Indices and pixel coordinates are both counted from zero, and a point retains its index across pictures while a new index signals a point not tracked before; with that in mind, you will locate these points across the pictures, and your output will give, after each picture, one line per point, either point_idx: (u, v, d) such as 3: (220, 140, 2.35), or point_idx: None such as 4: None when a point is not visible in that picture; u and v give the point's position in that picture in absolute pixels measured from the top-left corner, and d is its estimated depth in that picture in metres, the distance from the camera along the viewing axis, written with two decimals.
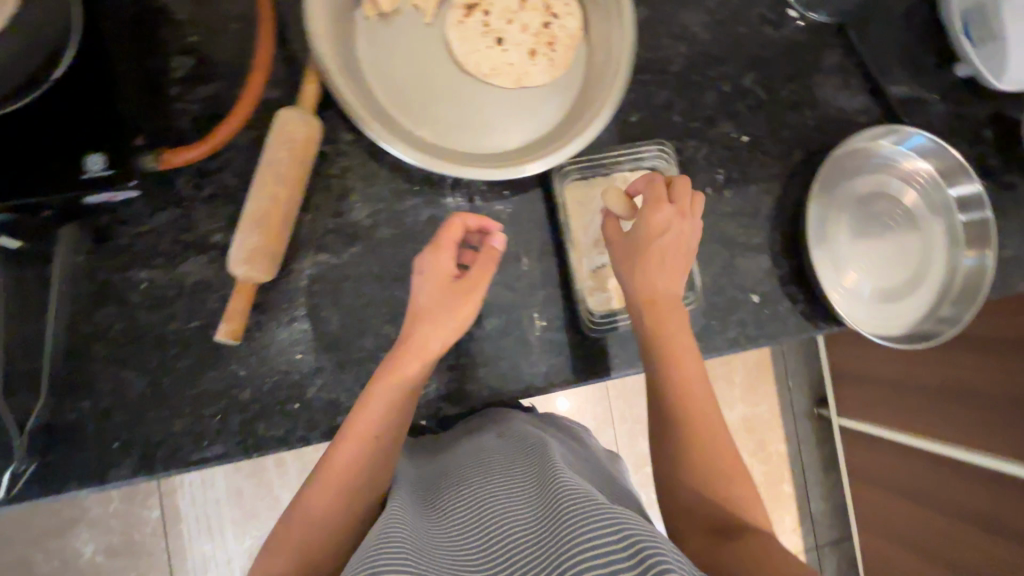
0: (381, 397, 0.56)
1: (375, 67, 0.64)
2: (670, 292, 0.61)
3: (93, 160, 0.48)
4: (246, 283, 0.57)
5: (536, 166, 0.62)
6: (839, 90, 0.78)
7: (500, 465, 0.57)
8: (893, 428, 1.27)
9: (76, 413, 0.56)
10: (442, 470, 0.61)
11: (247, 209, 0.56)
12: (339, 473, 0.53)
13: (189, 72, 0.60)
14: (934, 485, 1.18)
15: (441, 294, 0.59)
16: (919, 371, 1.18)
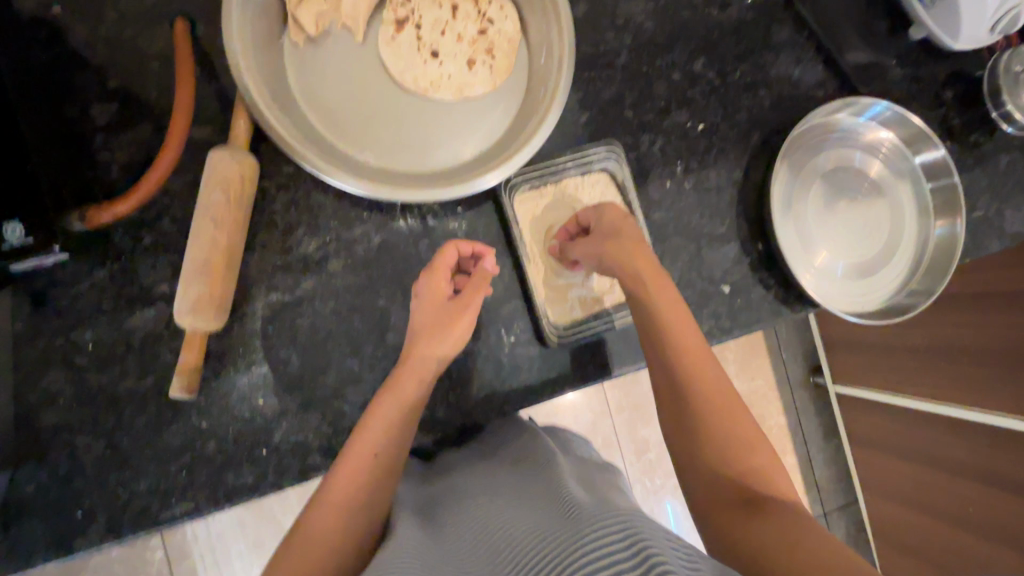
0: (385, 415, 0.55)
1: (309, 94, 0.62)
2: (655, 289, 0.59)
3: (13, 229, 0.45)
4: (194, 335, 0.54)
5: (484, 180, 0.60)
6: (792, 66, 0.76)
7: (509, 487, 0.55)
8: (894, 393, 1.25)
9: (36, 484, 0.54)
10: (449, 493, 0.59)
11: (187, 258, 0.53)
12: (341, 493, 0.52)
13: (112, 119, 0.58)
14: (935, 447, 1.17)
15: (437, 310, 0.59)
16: (911, 334, 1.17)
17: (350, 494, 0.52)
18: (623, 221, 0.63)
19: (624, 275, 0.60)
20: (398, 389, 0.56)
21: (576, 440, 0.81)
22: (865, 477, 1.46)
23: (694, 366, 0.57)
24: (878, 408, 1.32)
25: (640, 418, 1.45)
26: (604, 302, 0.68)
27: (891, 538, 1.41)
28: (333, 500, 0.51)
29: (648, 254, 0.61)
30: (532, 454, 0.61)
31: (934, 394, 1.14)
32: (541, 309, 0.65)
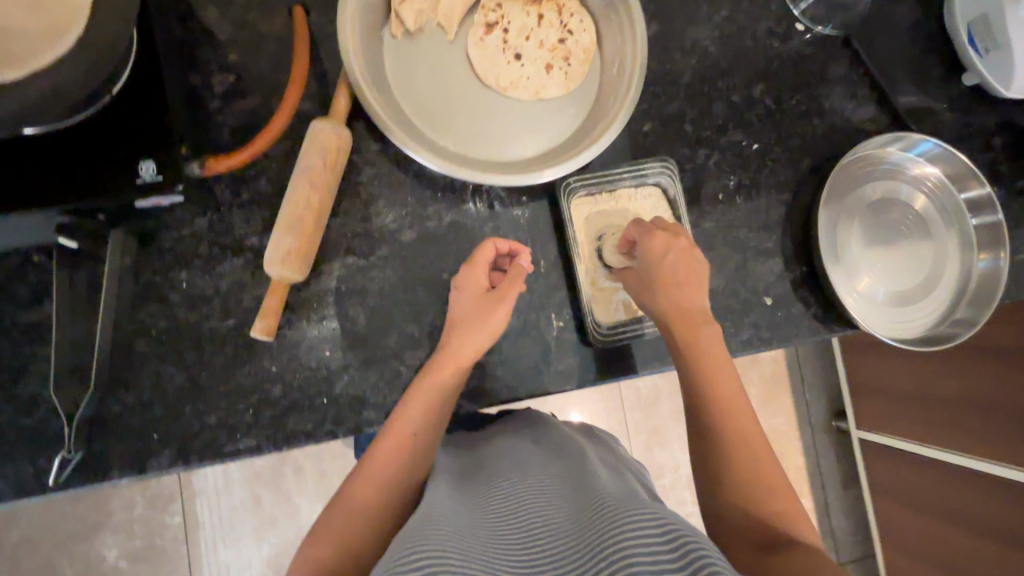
0: (423, 398, 0.59)
1: (400, 82, 0.68)
2: (681, 312, 0.62)
3: (146, 167, 0.52)
4: (279, 283, 0.60)
5: (549, 173, 0.65)
6: (847, 99, 0.80)
7: (543, 477, 0.57)
8: (915, 441, 1.25)
9: (122, 405, 0.59)
10: (480, 470, 0.61)
11: (282, 214, 0.59)
12: (385, 467, 0.56)
13: (227, 88, 0.65)
14: (954, 496, 1.16)
15: (475, 302, 0.63)
16: (938, 382, 1.17)
17: (393, 467, 0.56)
18: (666, 257, 0.63)
19: (663, 321, 0.63)
20: (438, 373, 0.60)
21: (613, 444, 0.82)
22: (884, 527, 1.42)
23: (725, 384, 0.60)
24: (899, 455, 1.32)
25: (658, 440, 1.46)
26: None
27: None
28: (372, 473, 0.56)
29: (698, 299, 0.63)
30: (565, 450, 0.64)
31: (948, 443, 1.16)
32: (587, 308, 0.67)
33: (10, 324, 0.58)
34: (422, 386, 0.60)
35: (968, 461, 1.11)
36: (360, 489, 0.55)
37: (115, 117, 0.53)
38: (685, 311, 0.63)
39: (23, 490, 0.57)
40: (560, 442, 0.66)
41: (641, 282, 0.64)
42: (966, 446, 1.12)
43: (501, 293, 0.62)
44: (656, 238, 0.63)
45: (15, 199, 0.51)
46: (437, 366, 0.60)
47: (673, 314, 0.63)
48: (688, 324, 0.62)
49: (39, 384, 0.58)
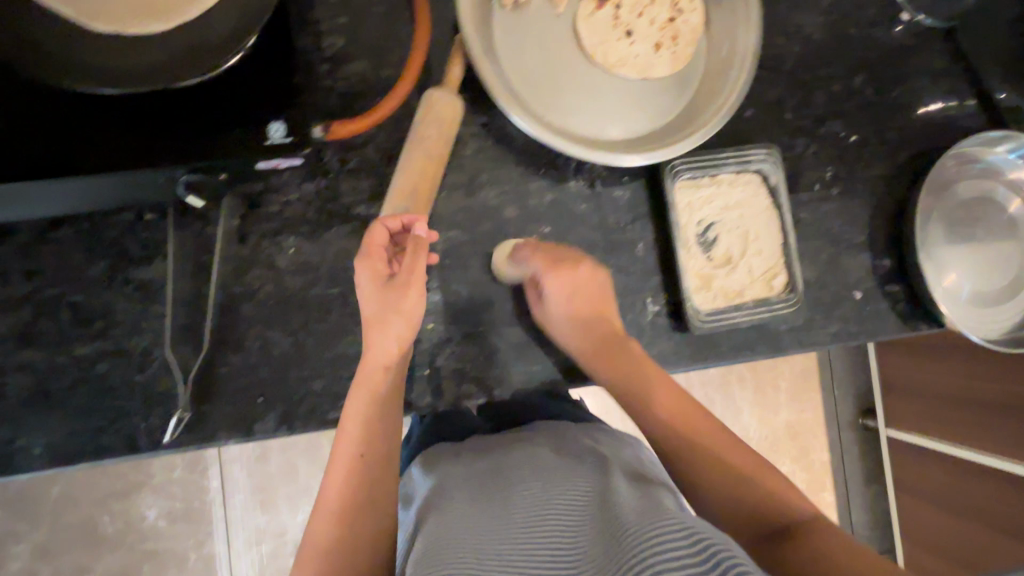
0: (354, 416, 0.56)
1: (509, 54, 0.66)
2: (588, 332, 0.64)
3: (274, 129, 0.51)
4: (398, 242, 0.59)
5: (633, 159, 0.64)
6: (946, 94, 0.79)
7: (556, 469, 0.55)
8: (940, 439, 1.23)
9: (228, 368, 0.59)
10: (485, 465, 0.59)
11: (397, 184, 0.59)
12: (334, 494, 0.54)
13: (337, 52, 0.63)
14: (983, 497, 1.14)
15: (388, 298, 0.55)
16: (984, 386, 1.10)
17: (356, 489, 0.54)
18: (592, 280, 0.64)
19: (582, 350, 0.64)
20: (368, 378, 0.56)
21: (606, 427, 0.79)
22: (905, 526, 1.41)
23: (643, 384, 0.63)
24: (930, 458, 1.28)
25: None
26: (743, 296, 0.69)
27: None
28: (335, 495, 0.54)
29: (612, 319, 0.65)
30: (577, 443, 0.62)
31: (988, 447, 1.12)
32: (688, 293, 0.66)
33: (124, 281, 0.58)
34: (361, 395, 0.56)
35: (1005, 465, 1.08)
36: (320, 524, 0.53)
37: (243, 77, 0.52)
38: (613, 331, 0.65)
39: (135, 446, 0.57)
40: (570, 434, 0.65)
41: (588, 302, 0.63)
42: (1005, 450, 1.08)
43: (403, 277, 0.55)
44: (578, 271, 0.62)
45: (139, 151, 0.49)
46: (366, 367, 0.56)
47: (593, 334, 0.64)
48: (608, 341, 0.64)
49: (151, 342, 0.58)
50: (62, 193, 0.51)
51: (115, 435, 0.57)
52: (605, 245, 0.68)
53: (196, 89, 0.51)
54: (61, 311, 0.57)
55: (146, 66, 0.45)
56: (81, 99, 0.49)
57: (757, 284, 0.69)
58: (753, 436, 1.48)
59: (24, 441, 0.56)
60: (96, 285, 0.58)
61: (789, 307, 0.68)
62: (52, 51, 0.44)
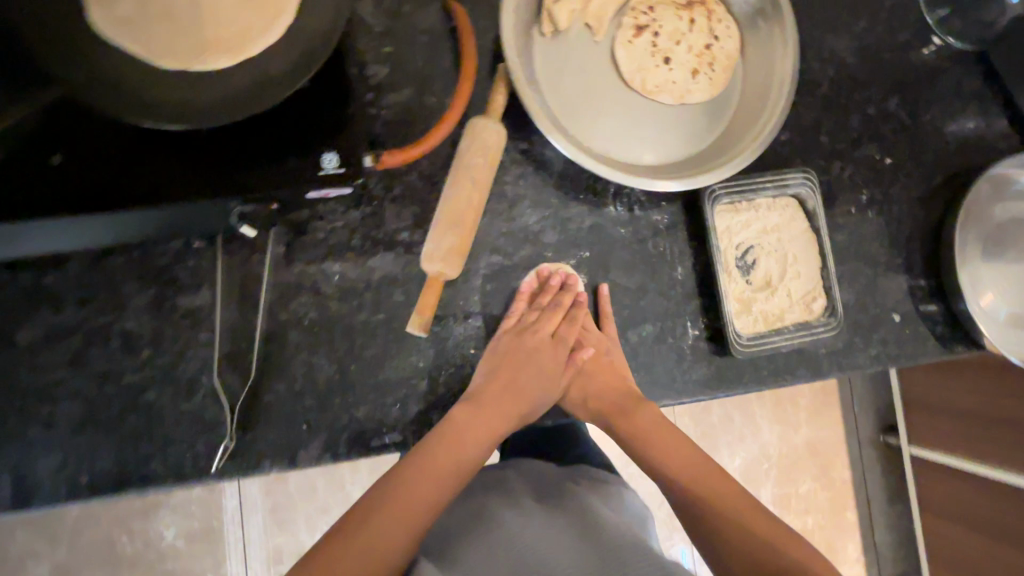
0: (447, 458, 0.57)
1: (549, 81, 0.67)
2: (593, 404, 0.68)
3: (328, 160, 0.51)
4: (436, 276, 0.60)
5: (666, 184, 0.64)
6: (979, 115, 0.79)
7: (548, 540, 0.55)
8: (966, 459, 1.21)
9: (273, 395, 0.59)
10: (471, 530, 0.59)
11: (443, 212, 0.59)
12: (387, 526, 0.52)
13: (381, 80, 0.64)
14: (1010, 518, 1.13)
15: (505, 355, 0.63)
16: (1012, 405, 1.09)
17: (413, 519, 0.53)
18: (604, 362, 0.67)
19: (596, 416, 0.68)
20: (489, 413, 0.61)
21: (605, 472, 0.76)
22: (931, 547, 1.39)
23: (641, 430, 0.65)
24: (953, 477, 1.27)
25: (721, 447, 1.44)
26: (784, 319, 0.68)
27: None
28: (408, 501, 0.54)
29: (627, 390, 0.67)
30: (568, 505, 0.61)
31: (1015, 466, 1.10)
32: (729, 317, 0.66)
33: (172, 308, 0.59)
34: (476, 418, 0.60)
35: None
36: (383, 527, 0.52)
37: (299, 109, 0.52)
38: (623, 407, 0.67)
39: (182, 474, 0.57)
40: (559, 497, 0.64)
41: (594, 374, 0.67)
42: None
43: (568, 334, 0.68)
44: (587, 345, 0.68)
45: (195, 184, 0.50)
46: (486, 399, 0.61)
47: (603, 407, 0.67)
48: (621, 418, 0.66)
49: (198, 369, 0.59)
50: (117, 224, 0.51)
51: (162, 463, 0.57)
52: (645, 268, 0.69)
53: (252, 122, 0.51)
54: (110, 338, 0.58)
55: (210, 103, 0.46)
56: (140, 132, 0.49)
57: (797, 307, 0.69)
58: (777, 455, 1.46)
59: (72, 469, 0.56)
60: (144, 312, 0.58)
61: (827, 332, 0.68)
62: (124, 90, 0.45)
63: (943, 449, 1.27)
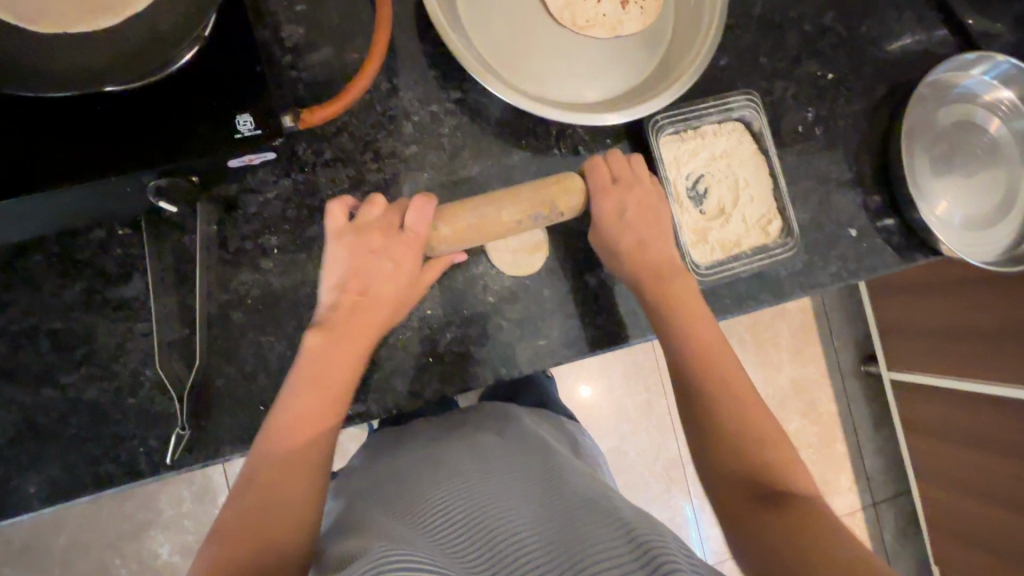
0: (319, 377, 0.52)
1: (476, 26, 0.65)
2: (645, 254, 0.61)
3: (243, 122, 0.49)
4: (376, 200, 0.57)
5: (612, 117, 0.62)
6: (916, 24, 0.78)
7: (510, 472, 0.55)
8: (940, 375, 1.24)
9: (225, 379, 0.57)
10: (423, 463, 0.58)
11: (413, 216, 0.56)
12: (276, 449, 0.49)
13: (299, 41, 0.61)
14: (989, 426, 1.16)
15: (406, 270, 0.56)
16: (977, 314, 1.11)
17: (307, 458, 0.50)
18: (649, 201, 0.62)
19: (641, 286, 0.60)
20: (352, 319, 0.54)
21: (564, 421, 0.78)
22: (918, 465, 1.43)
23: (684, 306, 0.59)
24: (933, 394, 1.29)
25: None
26: (741, 245, 0.68)
27: (940, 525, 1.40)
28: (294, 423, 0.50)
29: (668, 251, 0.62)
30: (530, 444, 0.62)
31: (987, 376, 1.13)
32: (685, 247, 0.65)
33: (103, 301, 0.56)
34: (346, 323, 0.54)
35: (1003, 389, 1.10)
36: (273, 450, 0.49)
37: (206, 72, 0.49)
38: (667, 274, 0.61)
39: (137, 472, 0.55)
40: (519, 436, 0.64)
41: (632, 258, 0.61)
42: (1002, 375, 1.10)
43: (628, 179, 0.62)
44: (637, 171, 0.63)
45: (100, 159, 0.46)
46: (360, 308, 0.55)
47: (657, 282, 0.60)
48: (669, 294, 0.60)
49: (140, 361, 0.56)
50: (25, 214, 0.48)
51: (115, 462, 0.55)
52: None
53: (155, 89, 0.48)
54: (41, 340, 0.55)
55: (99, 68, 0.43)
56: (33, 111, 0.46)
57: (753, 232, 0.68)
58: (763, 395, 1.47)
59: (18, 480, 0.53)
60: (75, 310, 0.55)
61: (786, 253, 0.67)
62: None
63: (921, 368, 1.30)
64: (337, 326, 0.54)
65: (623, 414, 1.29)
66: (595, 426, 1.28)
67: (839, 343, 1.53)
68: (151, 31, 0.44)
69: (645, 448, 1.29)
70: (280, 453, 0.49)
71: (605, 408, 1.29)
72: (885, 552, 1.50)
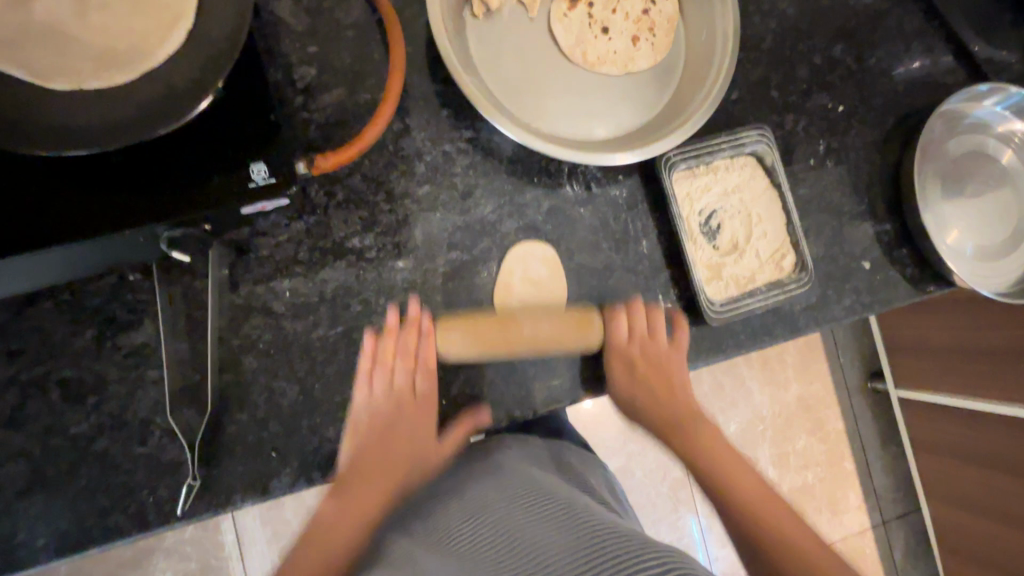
0: (361, 484, 0.57)
1: (488, 65, 0.64)
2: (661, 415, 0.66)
3: (257, 170, 0.48)
4: (424, 324, 0.59)
5: (625, 155, 0.61)
6: (925, 55, 0.78)
7: (526, 492, 0.54)
8: (949, 395, 1.23)
9: (237, 426, 0.56)
10: (443, 501, 0.57)
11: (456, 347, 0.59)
12: (306, 567, 0.53)
13: (310, 82, 0.61)
14: (999, 448, 1.15)
15: (424, 404, 0.60)
16: (984, 336, 1.10)
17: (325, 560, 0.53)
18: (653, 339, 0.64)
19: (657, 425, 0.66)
20: (364, 433, 0.58)
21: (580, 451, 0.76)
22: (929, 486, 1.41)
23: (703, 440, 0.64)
24: (944, 414, 1.28)
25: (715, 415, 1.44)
26: (756, 280, 0.67)
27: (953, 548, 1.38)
28: (339, 505, 0.56)
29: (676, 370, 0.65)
30: (541, 471, 0.60)
31: (995, 395, 1.12)
32: (700, 284, 0.65)
33: (113, 348, 0.55)
34: (371, 430, 0.58)
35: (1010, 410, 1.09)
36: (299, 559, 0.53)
37: (221, 121, 0.49)
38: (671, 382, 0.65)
39: (146, 523, 0.54)
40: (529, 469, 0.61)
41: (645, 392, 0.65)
42: (1010, 395, 1.09)
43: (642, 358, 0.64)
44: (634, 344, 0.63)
45: (117, 211, 0.46)
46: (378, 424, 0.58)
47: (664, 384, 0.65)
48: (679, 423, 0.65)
49: (150, 409, 0.55)
50: (37, 267, 0.47)
51: (124, 514, 0.53)
52: (608, 244, 0.67)
53: (172, 140, 0.48)
54: (50, 389, 0.54)
55: (112, 124, 0.43)
56: (48, 166, 0.46)
57: (767, 267, 0.68)
58: (772, 415, 1.46)
59: (25, 533, 0.52)
60: (84, 358, 0.55)
61: (803, 289, 0.66)
62: (11, 112, 0.41)
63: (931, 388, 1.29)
64: (368, 449, 0.58)
65: (631, 435, 1.27)
66: (604, 450, 1.26)
67: (847, 361, 1.52)
68: (167, 87, 0.44)
69: (653, 471, 1.28)
70: (318, 560, 0.53)
71: (612, 432, 1.27)
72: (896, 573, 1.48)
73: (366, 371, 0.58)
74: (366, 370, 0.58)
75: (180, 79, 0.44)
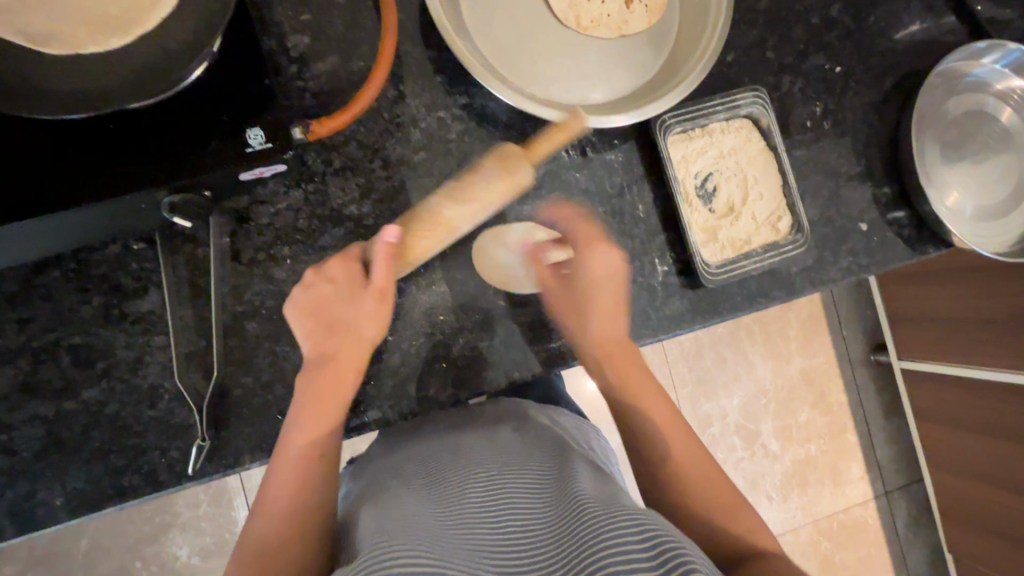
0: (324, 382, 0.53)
1: (481, 31, 0.64)
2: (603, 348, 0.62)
3: (254, 135, 0.49)
4: (439, 215, 0.55)
5: (619, 118, 0.61)
6: (924, 14, 0.77)
7: (521, 459, 0.54)
8: (951, 363, 1.24)
9: (243, 389, 0.58)
10: (436, 455, 0.56)
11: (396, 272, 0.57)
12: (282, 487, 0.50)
13: (303, 50, 0.61)
14: (1001, 413, 1.15)
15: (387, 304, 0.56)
16: (985, 303, 1.10)
17: (300, 504, 0.50)
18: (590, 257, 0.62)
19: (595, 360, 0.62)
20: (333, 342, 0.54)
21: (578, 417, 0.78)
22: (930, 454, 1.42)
23: (634, 388, 0.61)
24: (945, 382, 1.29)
25: (717, 388, 1.45)
26: (752, 242, 0.67)
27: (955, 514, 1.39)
28: (304, 431, 0.52)
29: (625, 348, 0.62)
30: (539, 434, 0.60)
31: (994, 360, 1.13)
32: (695, 247, 0.65)
33: (120, 316, 0.57)
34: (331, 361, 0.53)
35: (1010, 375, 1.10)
36: (274, 483, 0.50)
37: (216, 86, 0.49)
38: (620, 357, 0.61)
39: (158, 482, 0.56)
40: (530, 427, 0.62)
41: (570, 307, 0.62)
42: (1011, 360, 1.09)
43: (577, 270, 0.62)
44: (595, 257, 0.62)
45: (118, 176, 0.47)
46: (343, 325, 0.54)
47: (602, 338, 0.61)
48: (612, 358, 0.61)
49: (158, 374, 0.57)
50: (45, 233, 0.49)
51: (137, 474, 0.55)
52: (603, 209, 0.67)
53: (170, 106, 0.49)
54: (61, 355, 0.56)
55: (110, 87, 0.43)
56: (51, 131, 0.47)
57: (763, 229, 0.68)
58: (773, 387, 1.47)
59: (44, 494, 0.54)
60: (92, 325, 0.56)
61: (798, 251, 0.67)
62: (11, 80, 0.42)
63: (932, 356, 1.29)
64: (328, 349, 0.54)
65: None
66: (606, 422, 1.28)
67: (849, 333, 1.52)
68: (161, 50, 0.44)
69: None
70: (291, 490, 0.50)
71: None
72: (897, 540, 1.49)
73: (326, 319, 0.54)
74: (327, 316, 0.54)
75: (175, 42, 0.44)
